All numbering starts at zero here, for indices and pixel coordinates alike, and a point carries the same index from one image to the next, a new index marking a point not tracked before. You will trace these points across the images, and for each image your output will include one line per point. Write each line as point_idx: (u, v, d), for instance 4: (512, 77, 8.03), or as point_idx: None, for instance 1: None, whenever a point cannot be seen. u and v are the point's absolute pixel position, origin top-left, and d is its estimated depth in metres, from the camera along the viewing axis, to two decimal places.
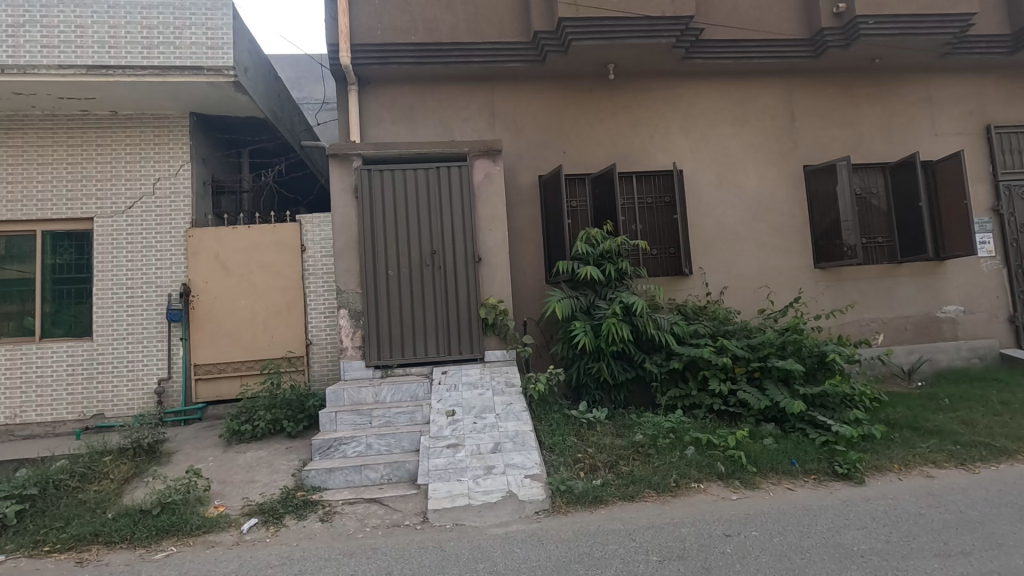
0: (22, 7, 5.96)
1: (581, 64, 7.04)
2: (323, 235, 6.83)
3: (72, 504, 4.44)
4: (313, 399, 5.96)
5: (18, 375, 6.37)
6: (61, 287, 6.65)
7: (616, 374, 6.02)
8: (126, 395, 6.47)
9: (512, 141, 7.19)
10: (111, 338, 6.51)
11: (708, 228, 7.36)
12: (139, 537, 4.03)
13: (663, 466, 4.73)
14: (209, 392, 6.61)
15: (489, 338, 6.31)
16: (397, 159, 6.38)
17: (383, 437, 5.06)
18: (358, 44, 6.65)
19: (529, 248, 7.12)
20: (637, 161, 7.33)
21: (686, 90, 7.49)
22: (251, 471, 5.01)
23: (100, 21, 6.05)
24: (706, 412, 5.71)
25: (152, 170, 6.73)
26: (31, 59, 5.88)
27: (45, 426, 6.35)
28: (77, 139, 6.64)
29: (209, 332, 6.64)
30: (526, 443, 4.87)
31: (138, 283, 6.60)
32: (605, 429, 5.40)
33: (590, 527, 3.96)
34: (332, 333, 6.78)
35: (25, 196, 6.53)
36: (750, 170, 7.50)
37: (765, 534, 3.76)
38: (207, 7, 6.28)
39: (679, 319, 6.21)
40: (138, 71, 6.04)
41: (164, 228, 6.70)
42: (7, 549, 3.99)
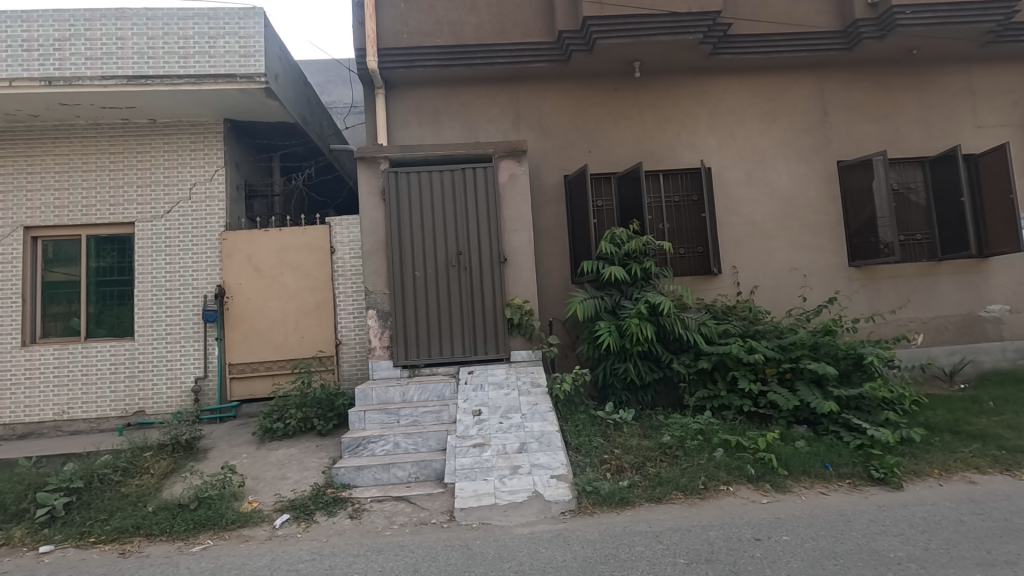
0: (68, 22, 6.24)
1: (606, 62, 7.00)
2: (352, 237, 6.96)
3: (115, 497, 4.62)
4: (343, 398, 6.08)
5: (64, 374, 6.66)
6: (104, 288, 6.94)
7: (643, 374, 5.96)
8: (165, 393, 6.71)
9: (537, 141, 7.19)
10: (151, 338, 6.75)
11: (737, 226, 7.22)
12: (178, 530, 4.17)
13: (691, 468, 4.68)
14: (243, 390, 6.80)
15: (514, 338, 6.33)
16: (423, 161, 6.45)
17: (411, 435, 5.13)
18: (384, 49, 6.75)
19: (555, 248, 7.10)
20: (664, 159, 7.25)
21: (714, 86, 7.38)
22: (282, 468, 5.13)
23: (140, 33, 6.28)
24: (736, 414, 5.62)
25: (189, 176, 6.96)
26: (75, 70, 6.13)
27: (90, 422, 6.62)
28: (119, 147, 6.92)
29: (243, 332, 6.83)
30: (552, 444, 4.87)
31: (176, 284, 6.83)
32: (632, 430, 5.36)
33: (616, 528, 3.94)
34: (360, 332, 6.90)
35: (71, 202, 6.83)
36: (780, 166, 7.35)
37: (797, 538, 3.68)
38: (240, 16, 6.46)
39: (707, 319, 6.11)
40: (175, 79, 6.25)
41: (200, 231, 6.91)
42: (55, 539, 4.19)
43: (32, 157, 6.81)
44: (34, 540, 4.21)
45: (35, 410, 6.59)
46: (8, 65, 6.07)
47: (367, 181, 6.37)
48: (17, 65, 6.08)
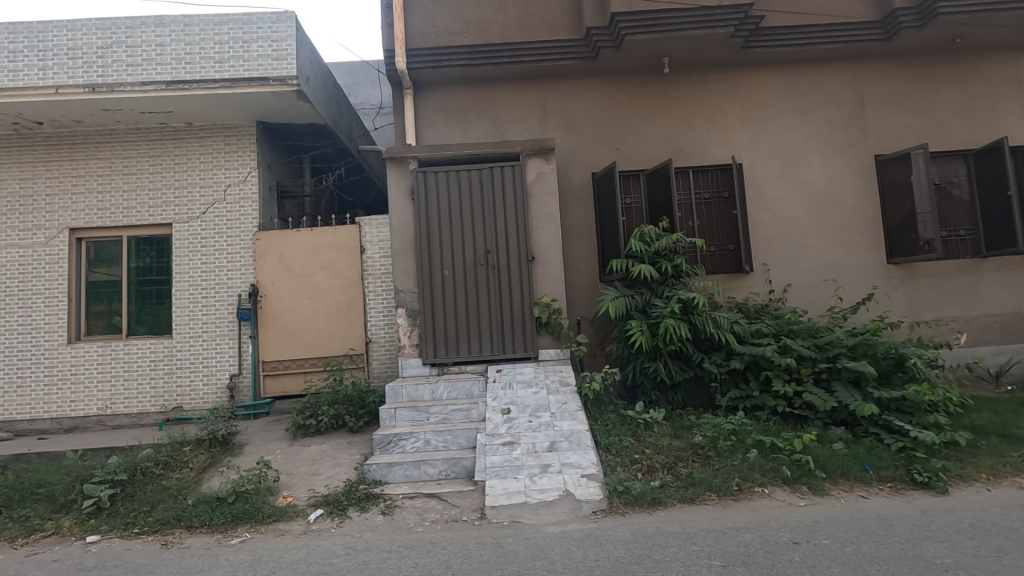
0: (109, 30, 6.45)
1: (634, 58, 6.93)
2: (381, 236, 7.04)
3: (157, 490, 4.77)
4: (373, 395, 6.16)
5: (107, 370, 6.90)
6: (144, 288, 7.17)
7: (673, 374, 5.88)
8: (202, 390, 6.89)
9: (564, 139, 7.15)
10: (188, 336, 6.94)
11: (770, 223, 7.07)
12: (217, 523, 4.29)
13: (724, 469, 4.60)
14: (276, 387, 6.94)
15: (542, 337, 6.33)
16: (451, 160, 6.49)
17: (440, 433, 5.15)
18: (413, 49, 6.81)
19: (583, 247, 7.06)
20: (693, 155, 7.14)
21: (745, 80, 7.23)
22: (316, 464, 5.22)
23: (177, 39, 6.46)
24: (769, 414, 5.50)
25: (223, 178, 7.13)
26: (117, 77, 6.34)
27: (131, 417, 6.84)
28: (157, 151, 7.12)
29: (276, 330, 6.97)
30: (582, 443, 4.84)
31: (212, 284, 7.01)
32: (662, 430, 5.31)
33: (649, 528, 3.90)
34: (390, 330, 6.97)
35: (112, 204, 7.06)
36: (815, 161, 7.17)
37: (837, 543, 3.58)
38: (272, 21, 6.60)
39: (740, 318, 6.01)
40: (210, 83, 6.40)
41: (234, 231, 7.07)
42: (102, 530, 4.35)
43: (76, 161, 7.07)
44: (81, 530, 4.38)
45: (80, 405, 6.84)
46: (53, 73, 6.29)
47: (396, 181, 6.43)
48: (62, 73, 6.30)
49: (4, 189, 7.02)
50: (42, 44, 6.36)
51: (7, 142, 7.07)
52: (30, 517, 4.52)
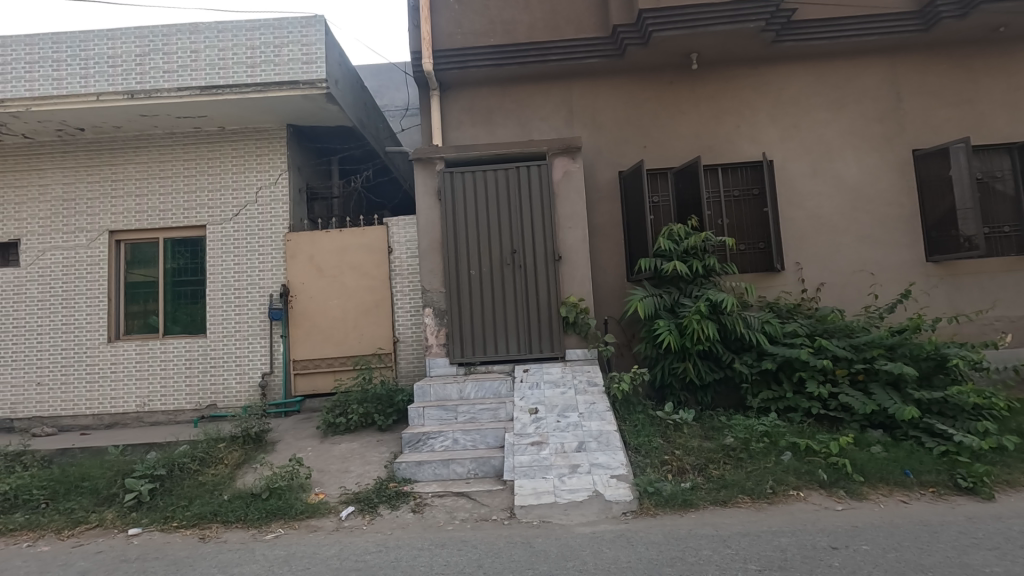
0: (147, 38, 6.64)
1: (662, 55, 6.86)
2: (408, 236, 7.10)
3: (194, 485, 4.89)
4: (401, 394, 6.21)
5: (145, 368, 7.10)
6: (179, 288, 7.36)
7: (703, 374, 5.80)
8: (235, 388, 7.04)
9: (591, 137, 7.11)
10: (222, 335, 7.10)
11: (802, 221, 6.92)
12: (251, 518, 4.38)
13: (757, 471, 4.51)
14: (306, 386, 7.05)
15: (569, 337, 6.30)
16: (477, 160, 6.50)
17: (469, 432, 5.17)
18: (439, 50, 6.86)
19: (610, 246, 7.00)
20: (723, 152, 7.02)
21: (776, 75, 7.09)
22: (346, 462, 5.29)
23: (211, 46, 6.62)
24: (803, 416, 5.39)
25: (255, 180, 7.28)
26: (154, 83, 6.52)
27: (168, 414, 7.03)
28: (192, 155, 7.31)
29: (306, 330, 7.08)
30: (611, 443, 4.81)
31: (244, 284, 7.16)
32: (692, 432, 5.24)
33: (681, 530, 3.84)
34: (417, 330, 7.03)
35: (150, 207, 7.27)
36: (849, 157, 6.99)
37: (878, 548, 3.48)
38: (302, 25, 6.71)
39: (771, 317, 5.90)
40: (243, 88, 6.54)
41: (265, 233, 7.21)
42: (142, 523, 4.48)
43: (115, 166, 7.30)
44: (123, 523, 4.51)
45: (119, 401, 7.06)
46: (95, 80, 6.50)
47: (423, 182, 6.47)
48: (103, 81, 6.51)
49: (48, 193, 7.28)
50: (84, 53, 6.58)
51: (50, 148, 7.32)
52: (76, 509, 4.68)
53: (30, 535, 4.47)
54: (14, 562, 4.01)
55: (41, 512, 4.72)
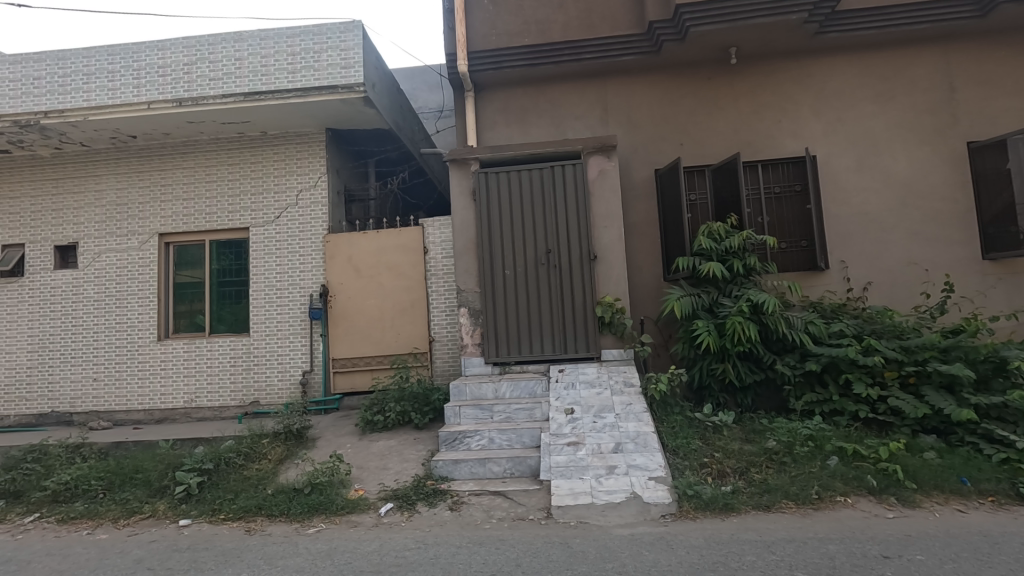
0: (194, 47, 6.89)
1: (699, 51, 6.73)
2: (444, 236, 7.17)
3: (239, 479, 5.06)
4: (437, 393, 6.27)
5: (192, 366, 7.37)
6: (224, 288, 7.62)
7: (743, 375, 5.67)
8: (277, 385, 7.24)
9: (626, 135, 7.03)
10: (264, 334, 7.32)
11: (847, 218, 6.69)
12: (294, 512, 4.50)
13: (802, 476, 4.38)
14: (345, 384, 7.19)
15: (605, 337, 6.25)
16: (512, 160, 6.51)
17: (505, 432, 5.18)
18: (474, 52, 6.90)
19: (646, 245, 6.92)
20: (763, 148, 6.85)
21: (820, 68, 6.87)
22: (384, 459, 5.37)
23: (254, 53, 6.83)
24: (850, 420, 5.21)
25: (296, 183, 7.47)
26: (201, 91, 6.76)
27: (214, 410, 7.27)
28: (235, 160, 7.55)
29: (344, 329, 7.22)
30: (649, 445, 4.74)
31: (285, 284, 7.36)
32: (732, 434, 5.13)
33: (722, 534, 3.76)
34: (452, 329, 7.09)
35: (196, 211, 7.54)
36: (897, 150, 6.73)
37: (933, 559, 3.33)
38: (340, 30, 6.85)
39: (815, 317, 5.74)
40: (284, 93, 6.72)
41: (305, 235, 7.40)
42: (192, 514, 4.66)
43: (165, 171, 7.60)
44: (174, 514, 4.70)
45: (168, 397, 7.35)
46: (146, 90, 6.79)
47: (458, 183, 6.52)
48: (153, 90, 6.79)
49: (103, 198, 7.64)
50: (136, 64, 6.87)
51: (105, 155, 7.68)
52: (130, 500, 4.91)
53: (89, 523, 4.70)
54: (75, 549, 4.22)
55: (99, 502, 4.95)
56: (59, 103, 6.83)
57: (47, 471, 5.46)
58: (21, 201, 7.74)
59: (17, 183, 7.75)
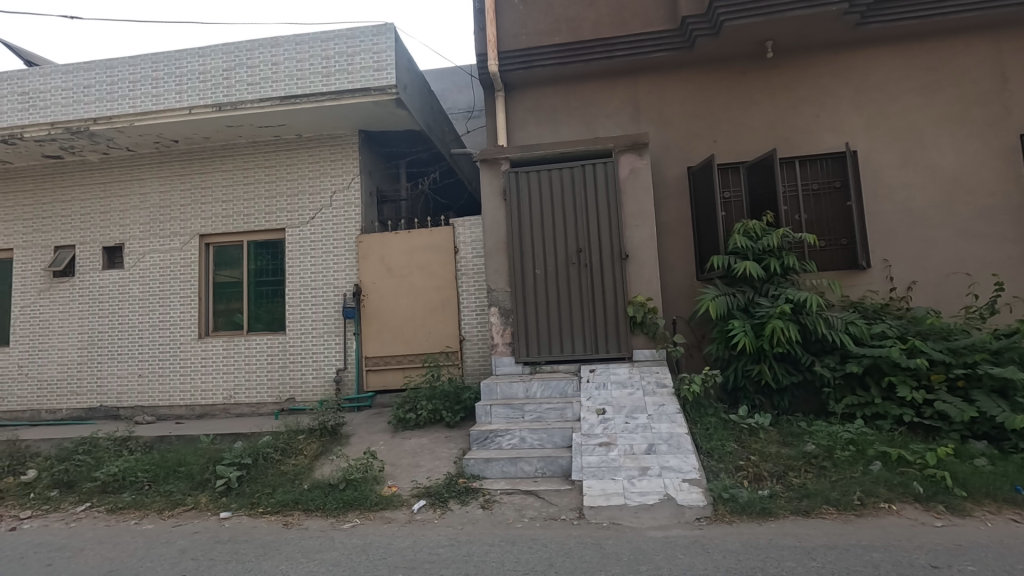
0: (232, 53, 7.09)
1: (733, 45, 6.60)
2: (474, 236, 7.21)
3: (276, 474, 5.19)
4: (468, 392, 6.30)
5: (231, 363, 7.58)
6: (261, 287, 7.82)
7: (780, 377, 5.54)
8: (312, 382, 7.40)
9: (658, 133, 6.94)
10: (300, 332, 7.48)
11: (890, 215, 6.46)
12: (330, 507, 4.58)
13: (843, 481, 4.25)
14: (378, 382, 7.30)
15: (637, 337, 6.19)
16: (543, 159, 6.50)
17: (536, 431, 5.17)
18: (504, 52, 6.93)
19: (678, 243, 6.82)
20: (800, 144, 6.67)
21: (860, 60, 6.66)
22: (417, 456, 5.43)
23: (290, 57, 6.99)
24: (893, 424, 5.04)
25: (329, 185, 7.61)
26: (239, 95, 6.95)
27: (251, 406, 7.47)
28: (272, 162, 7.74)
29: (377, 328, 7.32)
30: (682, 446, 4.68)
31: (320, 284, 7.51)
32: (769, 437, 5.02)
33: (760, 539, 3.67)
34: (483, 328, 7.13)
35: (234, 212, 7.76)
36: (944, 144, 6.47)
37: (986, 571, 3.19)
38: (373, 33, 6.95)
39: (856, 318, 5.58)
40: (318, 97, 6.86)
41: (339, 235, 7.54)
42: (232, 507, 4.80)
43: (205, 174, 7.84)
44: (215, 507, 4.85)
45: (209, 393, 7.58)
46: (187, 95, 7.02)
47: (489, 183, 6.53)
48: (194, 95, 7.02)
49: (148, 201, 7.93)
50: (178, 70, 7.10)
51: (149, 158, 7.96)
52: (174, 492, 5.08)
53: (136, 513, 4.89)
54: (124, 538, 4.39)
55: (144, 493, 5.15)
56: (107, 110, 7.11)
57: (97, 463, 5.69)
58: (72, 204, 8.09)
59: (69, 187, 8.11)
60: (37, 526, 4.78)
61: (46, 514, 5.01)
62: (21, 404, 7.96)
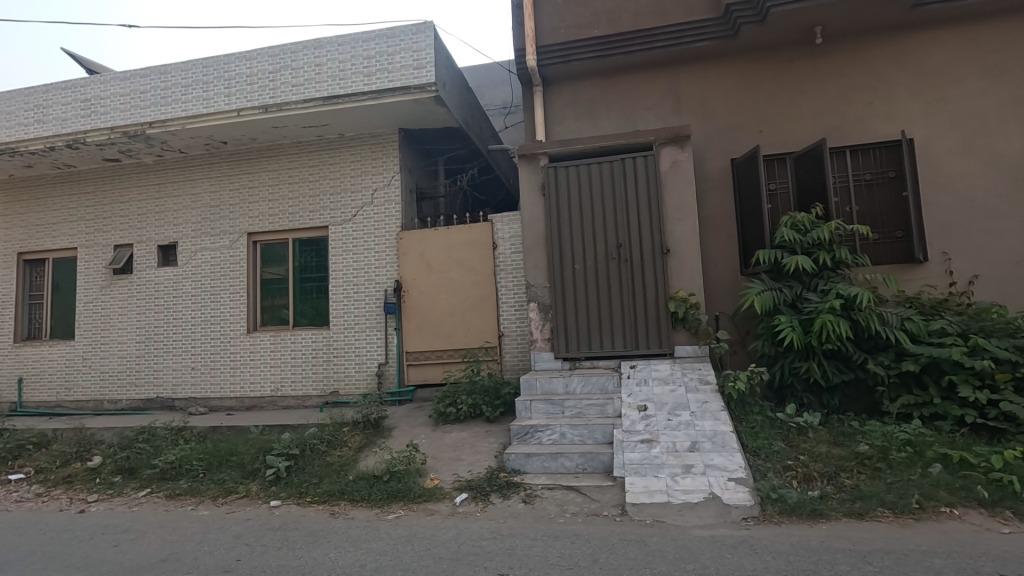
0: (278, 55, 7.29)
1: (780, 32, 6.39)
2: (513, 231, 7.22)
3: (323, 465, 5.34)
4: (508, 387, 6.33)
5: (277, 357, 7.82)
6: (306, 284, 8.03)
7: (830, 375, 5.36)
8: (354, 376, 7.57)
9: (700, 125, 6.78)
10: (343, 327, 7.66)
11: (950, 206, 6.14)
12: (375, 498, 4.69)
13: (900, 484, 4.08)
14: (418, 376, 7.41)
15: (679, 333, 6.09)
16: (582, 154, 6.45)
17: (576, 427, 5.15)
18: (543, 46, 6.89)
19: (722, 237, 6.66)
20: (852, 133, 6.41)
21: (917, 44, 6.35)
22: (457, 450, 5.48)
23: (333, 58, 7.14)
24: (954, 425, 4.80)
25: (370, 183, 7.75)
26: (284, 97, 7.14)
27: (298, 399, 7.70)
28: (315, 161, 7.94)
29: (417, 323, 7.43)
30: (727, 445, 4.58)
31: (362, 281, 7.67)
32: (819, 437, 4.86)
33: (811, 541, 3.56)
34: (521, 324, 7.14)
35: (280, 211, 7.99)
36: (1009, 130, 6.11)
37: None
38: (413, 32, 7.03)
39: (913, 314, 5.35)
40: (360, 96, 6.98)
41: (380, 232, 7.68)
42: (281, 496, 4.96)
43: (252, 175, 8.10)
44: (265, 495, 5.03)
45: (257, 385, 7.85)
46: (236, 98, 7.26)
47: (527, 178, 6.52)
48: (243, 98, 7.25)
49: (199, 200, 8.25)
50: (226, 74, 7.36)
51: (200, 160, 8.27)
52: (227, 480, 5.29)
53: (193, 499, 5.12)
54: (182, 522, 4.59)
55: (199, 481, 5.38)
56: (161, 114, 7.42)
57: (156, 450, 5.98)
58: (130, 204, 8.49)
59: (127, 188, 8.51)
60: (104, 509, 5.06)
61: (111, 498, 5.30)
62: (85, 395, 8.42)
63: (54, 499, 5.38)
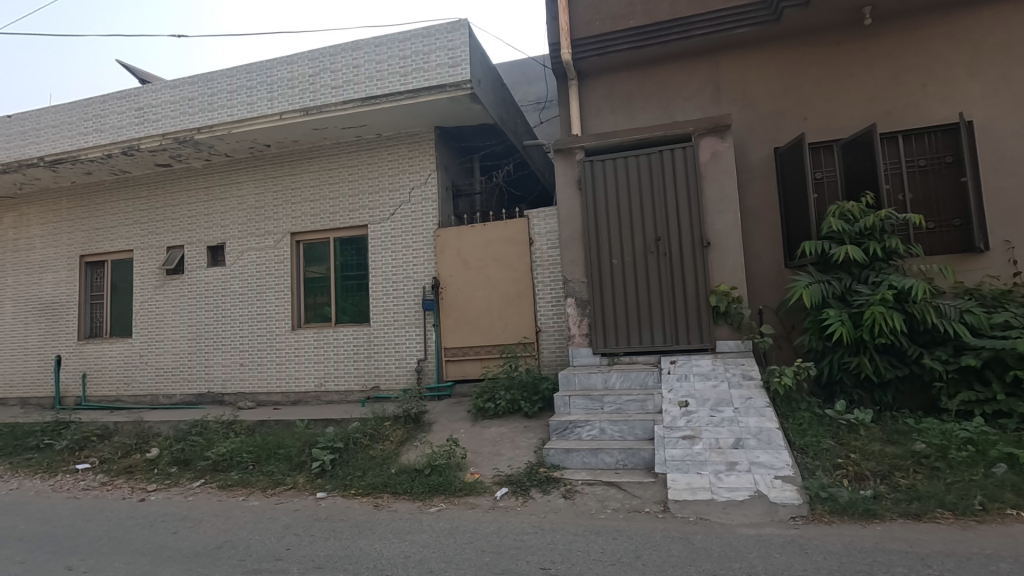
0: (317, 59, 7.47)
1: (825, 14, 6.15)
2: (549, 227, 7.20)
3: (366, 458, 5.47)
4: (546, 382, 6.33)
5: (321, 352, 8.04)
6: (346, 282, 8.20)
7: (882, 371, 5.14)
8: (395, 371, 7.70)
9: (741, 113, 6.59)
10: (383, 324, 7.81)
11: (1013, 191, 5.80)
12: (417, 491, 4.77)
13: (960, 484, 3.89)
14: (457, 372, 7.48)
15: (720, 327, 5.95)
16: (619, 146, 6.37)
17: (617, 423, 5.11)
18: (578, 39, 6.84)
19: (765, 228, 6.47)
20: (905, 117, 6.12)
21: (975, 21, 6.01)
22: (497, 445, 5.52)
23: (370, 59, 7.27)
24: (1020, 423, 4.54)
25: (408, 181, 7.86)
26: (324, 99, 7.31)
27: (340, 393, 7.89)
28: (355, 162, 8.10)
29: (455, 319, 7.50)
30: (772, 442, 4.46)
31: (401, 278, 7.79)
32: (872, 434, 4.68)
33: (865, 542, 3.43)
34: (559, 319, 7.12)
35: (321, 212, 8.19)
36: None
37: None
38: (448, 30, 7.08)
39: (973, 306, 5.08)
40: (397, 96, 7.07)
41: (418, 230, 7.78)
42: (327, 488, 5.11)
43: (295, 177, 8.33)
44: (312, 487, 5.18)
45: (301, 380, 8.08)
46: (278, 102, 7.47)
47: (564, 173, 6.49)
48: (284, 101, 7.46)
49: (245, 202, 8.53)
50: (270, 78, 7.58)
51: (245, 163, 8.55)
52: (276, 472, 5.48)
53: (244, 490, 5.32)
54: (235, 512, 4.78)
55: (250, 472, 5.58)
56: (209, 120, 7.71)
57: (208, 443, 6.23)
58: (181, 208, 8.85)
59: (178, 192, 8.88)
60: (162, 498, 5.31)
61: (169, 488, 5.56)
62: (143, 390, 8.85)
63: (117, 488, 5.68)
